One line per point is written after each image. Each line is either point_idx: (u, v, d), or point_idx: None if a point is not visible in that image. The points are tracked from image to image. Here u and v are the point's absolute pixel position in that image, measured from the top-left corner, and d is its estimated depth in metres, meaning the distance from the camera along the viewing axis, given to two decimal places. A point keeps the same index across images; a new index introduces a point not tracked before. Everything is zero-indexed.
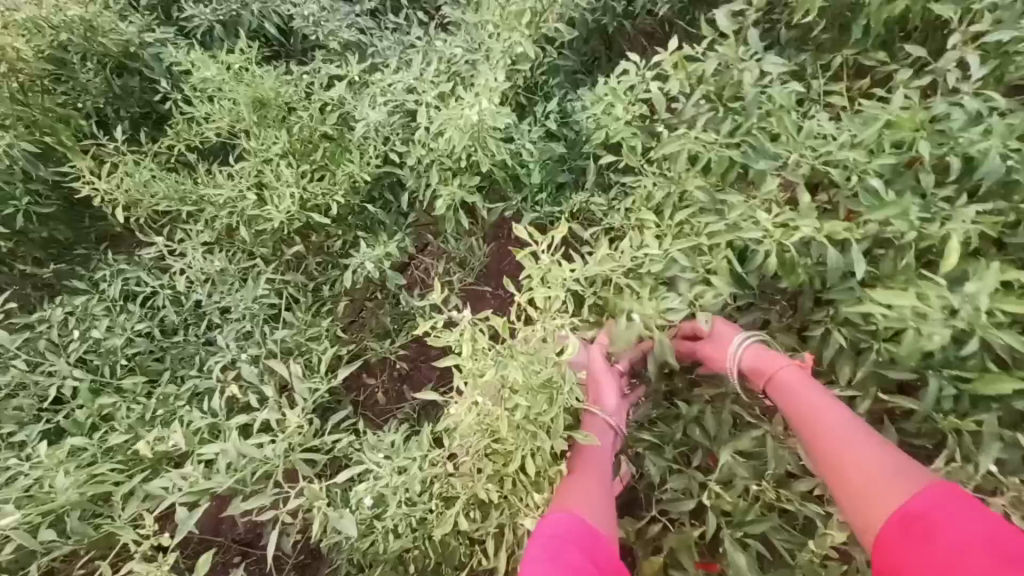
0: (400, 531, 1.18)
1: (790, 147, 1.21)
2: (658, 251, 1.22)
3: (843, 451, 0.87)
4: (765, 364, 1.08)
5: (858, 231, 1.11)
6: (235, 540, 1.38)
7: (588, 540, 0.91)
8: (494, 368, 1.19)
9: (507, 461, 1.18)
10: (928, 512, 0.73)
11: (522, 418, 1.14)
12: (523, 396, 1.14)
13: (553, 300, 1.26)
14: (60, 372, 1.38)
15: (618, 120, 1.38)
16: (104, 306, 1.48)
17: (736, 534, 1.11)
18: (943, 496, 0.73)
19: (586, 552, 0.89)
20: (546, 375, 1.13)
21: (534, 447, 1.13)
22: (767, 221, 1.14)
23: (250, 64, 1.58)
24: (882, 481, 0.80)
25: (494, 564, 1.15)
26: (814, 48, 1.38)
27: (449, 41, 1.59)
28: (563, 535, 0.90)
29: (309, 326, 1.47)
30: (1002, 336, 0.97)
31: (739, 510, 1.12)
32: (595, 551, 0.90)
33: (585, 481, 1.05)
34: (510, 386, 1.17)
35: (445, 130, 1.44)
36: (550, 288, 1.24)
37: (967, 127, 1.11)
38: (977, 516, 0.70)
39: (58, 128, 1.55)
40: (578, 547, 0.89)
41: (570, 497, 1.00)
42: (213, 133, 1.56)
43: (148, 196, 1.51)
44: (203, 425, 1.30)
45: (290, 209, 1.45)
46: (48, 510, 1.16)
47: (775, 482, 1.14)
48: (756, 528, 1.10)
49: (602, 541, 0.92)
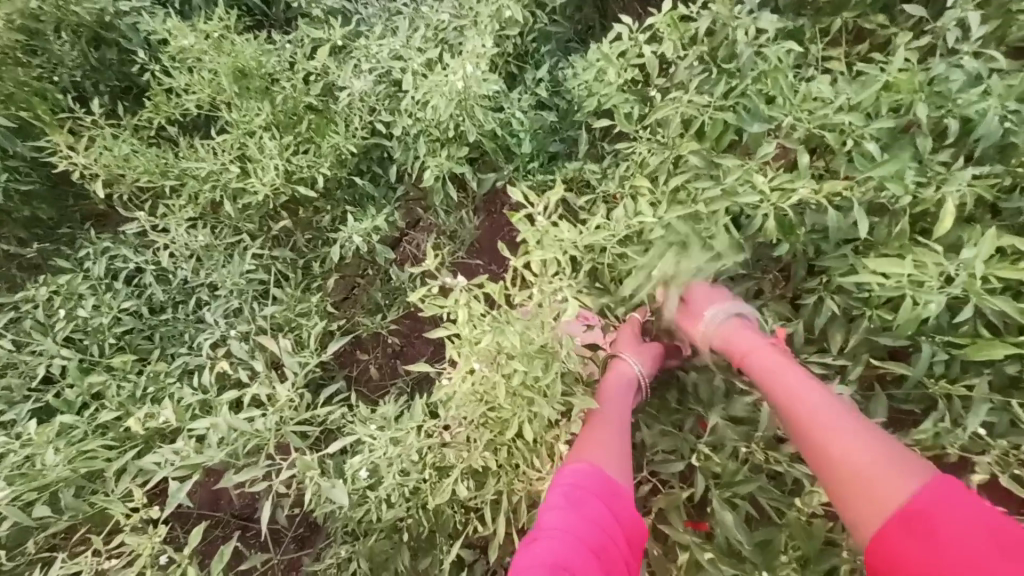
0: (393, 502, 1.19)
1: (785, 109, 1.18)
2: (653, 218, 1.22)
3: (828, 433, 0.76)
4: (736, 345, 1.03)
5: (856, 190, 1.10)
6: (235, 515, 1.39)
7: (609, 492, 0.90)
8: (490, 334, 1.22)
9: (501, 429, 1.20)
10: (929, 507, 0.61)
11: (519, 385, 1.18)
12: (520, 362, 1.18)
13: (550, 266, 1.29)
14: (48, 352, 1.37)
15: (610, 87, 1.35)
16: (90, 284, 1.45)
17: (724, 494, 1.12)
18: (945, 488, 0.62)
19: (606, 503, 0.88)
20: (543, 341, 1.18)
21: (531, 414, 1.17)
22: (765, 183, 1.12)
23: (229, 31, 1.53)
24: (869, 465, 0.70)
25: (490, 530, 1.17)
26: (812, 13, 1.31)
27: (436, 6, 1.55)
28: (586, 487, 0.89)
29: (298, 302, 1.45)
30: (996, 300, 0.96)
31: (728, 471, 1.13)
32: (616, 504, 0.89)
33: (605, 431, 1.02)
34: (507, 351, 1.20)
35: (431, 98, 1.41)
36: (548, 252, 1.27)
37: (966, 88, 1.09)
38: (978, 509, 0.60)
39: (34, 102, 1.50)
40: (600, 499, 0.88)
41: (590, 446, 0.98)
42: (194, 104, 1.52)
43: (128, 169, 1.47)
44: (195, 401, 1.29)
45: (275, 181, 1.42)
46: (40, 487, 1.16)
47: (764, 444, 1.14)
48: (744, 489, 1.11)
49: (623, 493, 0.92)
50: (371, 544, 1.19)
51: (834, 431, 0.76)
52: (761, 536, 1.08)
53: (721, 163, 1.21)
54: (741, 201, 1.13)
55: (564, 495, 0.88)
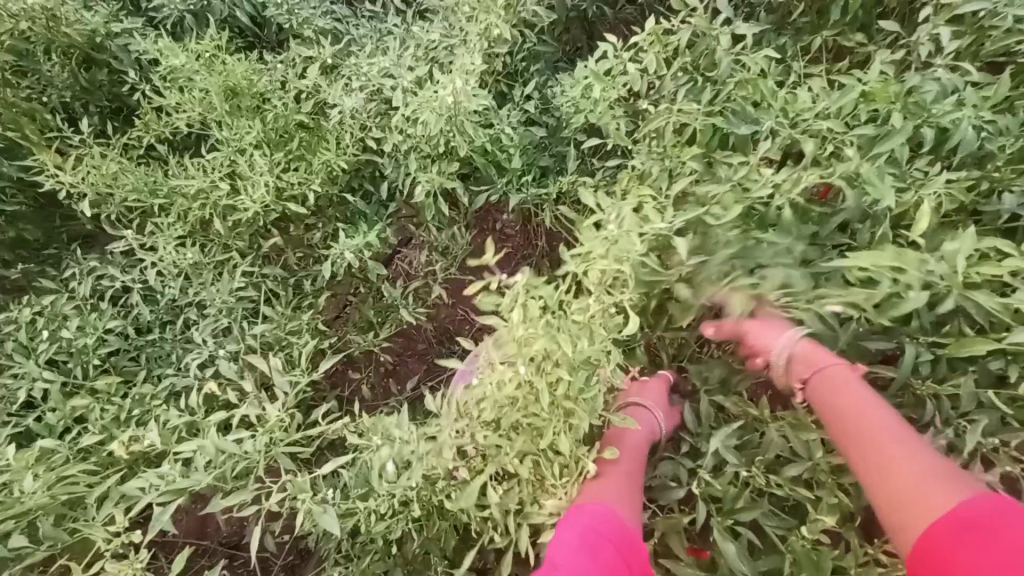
0: (384, 513, 1.15)
1: (771, 112, 1.20)
2: (664, 226, 1.13)
3: (878, 447, 0.80)
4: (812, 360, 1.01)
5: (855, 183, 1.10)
6: (222, 543, 1.35)
7: (622, 538, 0.93)
8: (542, 337, 1.10)
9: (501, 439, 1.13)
10: (984, 519, 0.64)
11: (560, 394, 1.09)
12: (565, 370, 1.09)
13: (604, 275, 1.15)
14: (29, 374, 1.33)
15: (599, 103, 1.36)
16: (75, 305, 1.43)
17: (726, 522, 1.10)
18: (997, 504, 0.64)
19: (622, 552, 0.91)
20: (589, 352, 1.10)
21: (566, 425, 1.09)
22: (774, 175, 1.13)
23: (220, 51, 1.54)
24: (939, 481, 0.71)
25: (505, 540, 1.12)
26: (794, 32, 1.37)
27: (427, 27, 1.57)
28: (599, 530, 0.92)
29: (289, 320, 1.43)
30: (978, 295, 0.96)
31: (729, 497, 1.11)
32: (630, 553, 0.92)
33: (616, 477, 1.07)
34: (554, 358, 1.10)
35: (421, 114, 1.42)
36: (611, 261, 1.14)
37: (943, 98, 1.12)
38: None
39: (22, 122, 1.48)
40: (609, 538, 0.91)
41: (605, 493, 1.03)
42: (184, 123, 1.51)
43: (116, 189, 1.46)
44: (181, 424, 1.26)
45: (265, 198, 1.41)
46: (19, 515, 1.11)
47: (764, 467, 1.13)
48: (745, 516, 1.09)
49: (638, 544, 0.95)
50: (364, 565, 1.17)
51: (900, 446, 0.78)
52: (765, 563, 1.06)
53: (722, 170, 1.21)
54: (753, 197, 1.13)
55: (578, 535, 0.91)
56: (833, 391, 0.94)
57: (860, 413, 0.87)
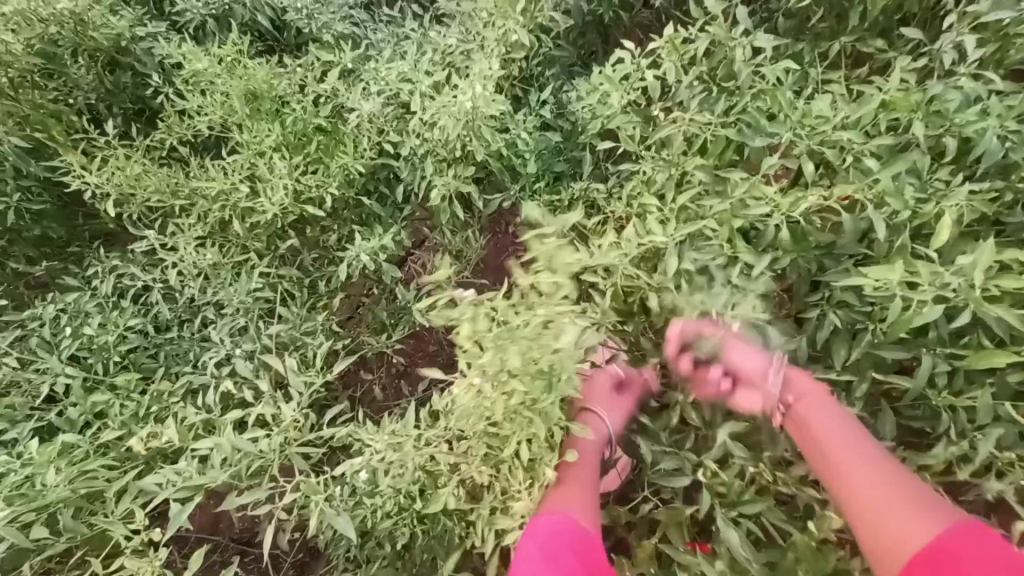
0: (388, 510, 1.15)
1: (786, 125, 1.17)
2: (664, 238, 1.17)
3: (861, 481, 0.85)
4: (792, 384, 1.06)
5: (870, 190, 1.08)
6: (234, 539, 1.37)
7: (579, 541, 0.95)
8: (491, 351, 1.09)
9: (504, 444, 1.14)
10: (949, 545, 0.69)
11: (517, 403, 1.10)
12: (521, 382, 1.09)
13: (560, 287, 1.15)
14: (52, 369, 1.36)
15: (615, 108, 1.37)
16: (97, 302, 1.46)
17: (730, 513, 1.09)
18: (957, 526, 0.71)
19: (580, 558, 0.93)
20: (546, 360, 1.08)
21: (530, 434, 1.10)
22: (775, 194, 1.13)
23: (242, 56, 1.57)
24: (907, 505, 0.77)
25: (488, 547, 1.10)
26: (812, 37, 1.36)
27: (444, 32, 1.59)
28: (558, 538, 0.94)
29: (304, 321, 1.45)
30: (995, 309, 0.94)
31: (734, 490, 1.11)
32: (588, 555, 0.94)
33: (576, 484, 1.08)
34: (509, 369, 1.09)
35: (438, 120, 1.43)
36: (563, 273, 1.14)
37: (964, 107, 1.10)
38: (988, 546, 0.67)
39: (50, 124, 1.53)
40: (572, 551, 0.93)
41: (564, 496, 1.04)
42: (206, 125, 1.54)
43: (139, 190, 1.49)
44: (198, 421, 1.28)
45: (284, 201, 1.44)
46: (39, 507, 1.13)
47: (772, 465, 1.13)
48: (750, 508, 1.09)
49: (595, 543, 0.97)
50: (374, 568, 1.17)
51: (870, 472, 0.85)
52: (766, 556, 1.04)
53: (729, 179, 1.22)
54: (750, 213, 1.14)
55: (539, 548, 0.93)
56: (809, 418, 1.00)
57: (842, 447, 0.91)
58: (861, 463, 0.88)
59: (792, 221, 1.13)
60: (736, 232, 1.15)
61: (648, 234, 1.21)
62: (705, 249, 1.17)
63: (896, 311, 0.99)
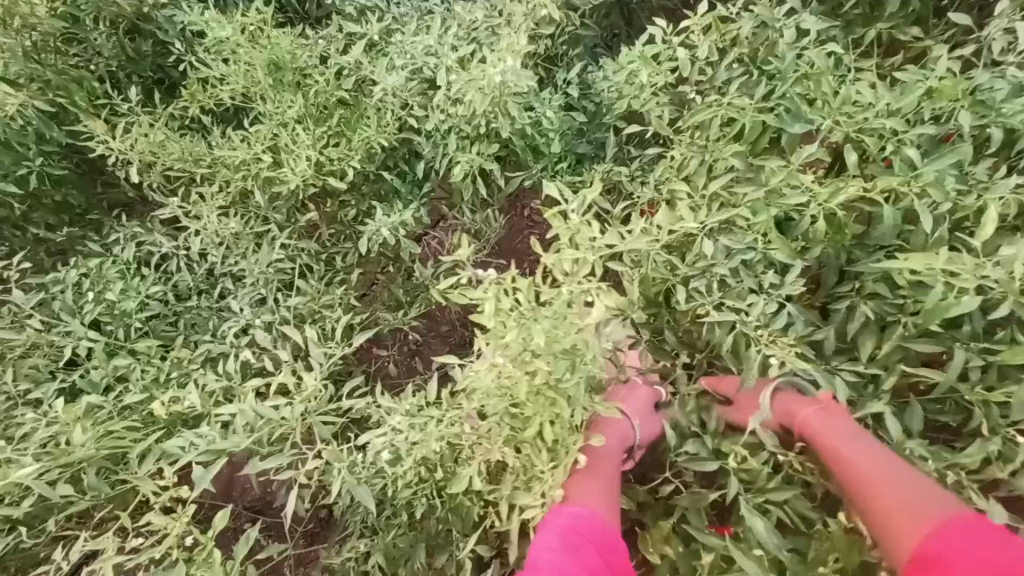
0: (411, 481, 1.17)
1: (825, 112, 1.16)
2: (695, 224, 1.17)
3: (866, 479, 0.86)
4: (795, 408, 1.06)
5: (917, 184, 1.05)
6: (246, 507, 1.40)
7: (599, 535, 0.92)
8: (516, 331, 1.09)
9: (523, 425, 1.11)
10: (944, 550, 0.68)
11: (540, 383, 1.08)
12: (544, 361, 1.08)
13: (581, 266, 1.16)
14: (74, 333, 1.37)
15: (642, 89, 1.36)
16: (119, 269, 1.47)
17: (757, 500, 1.08)
18: (964, 530, 0.69)
19: (600, 552, 0.90)
20: (570, 342, 1.08)
21: (553, 415, 1.07)
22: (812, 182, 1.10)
23: (266, 25, 1.56)
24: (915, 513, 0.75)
25: (506, 526, 1.08)
26: (846, 22, 1.33)
27: (469, 7, 1.57)
28: (577, 531, 0.91)
29: (322, 294, 1.46)
30: None
31: (760, 477, 1.10)
32: (612, 554, 0.91)
33: (595, 479, 1.05)
34: (532, 349, 1.09)
35: (465, 95, 1.42)
36: (580, 251, 1.15)
37: (1009, 96, 1.08)
38: (991, 546, 0.65)
39: (72, 89, 1.52)
40: (591, 544, 0.90)
41: (579, 490, 1.01)
42: (228, 95, 1.53)
43: (162, 156, 1.49)
44: (218, 388, 1.30)
45: (306, 172, 1.43)
46: (67, 465, 1.16)
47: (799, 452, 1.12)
48: (779, 496, 1.06)
49: (617, 540, 0.94)
50: (390, 537, 1.19)
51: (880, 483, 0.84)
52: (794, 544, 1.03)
53: (764, 167, 1.20)
54: (785, 203, 1.12)
55: (557, 536, 0.90)
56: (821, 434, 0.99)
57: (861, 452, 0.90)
58: (874, 472, 0.86)
59: (829, 212, 1.10)
60: (771, 223, 1.15)
61: (679, 221, 1.20)
62: (738, 238, 1.18)
63: (932, 301, 0.97)
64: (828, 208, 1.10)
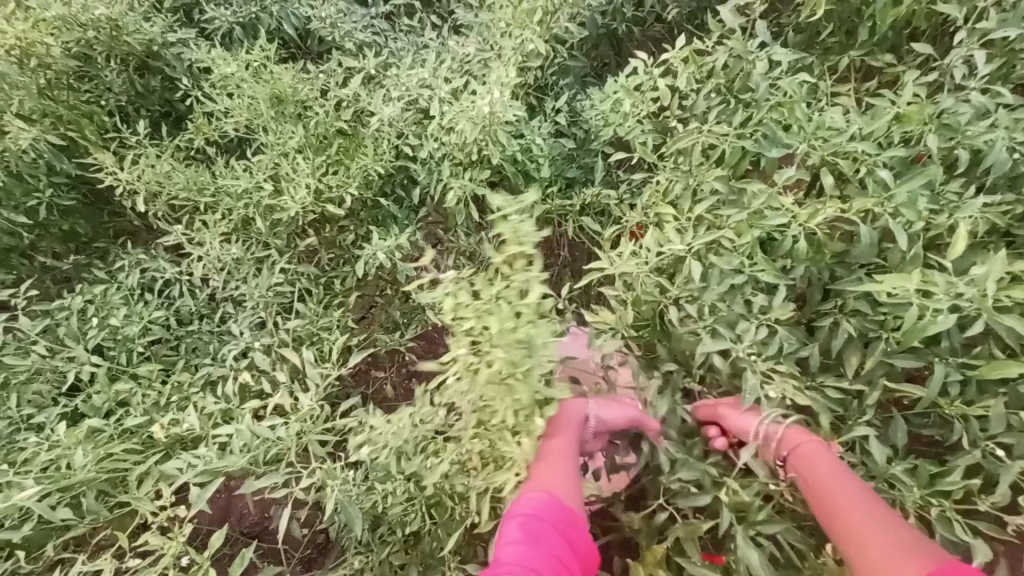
0: (401, 501, 1.19)
1: (802, 137, 1.22)
2: (682, 246, 1.21)
3: (845, 512, 0.88)
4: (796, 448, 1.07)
5: (890, 205, 1.10)
6: (242, 532, 1.39)
7: (566, 522, 0.90)
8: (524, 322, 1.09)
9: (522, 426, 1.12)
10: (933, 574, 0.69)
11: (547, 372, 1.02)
12: None
13: None
14: (78, 358, 1.40)
15: (625, 116, 1.42)
16: (123, 295, 1.51)
17: (749, 532, 1.08)
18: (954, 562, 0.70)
19: (564, 536, 0.89)
20: None
21: None
22: (792, 204, 1.16)
23: (269, 61, 1.64)
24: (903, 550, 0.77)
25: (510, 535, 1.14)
26: (821, 52, 1.41)
27: (462, 42, 1.67)
28: (543, 518, 0.89)
29: (321, 317, 1.48)
30: (1005, 318, 0.95)
31: (754, 507, 1.10)
32: (572, 533, 0.90)
33: (563, 463, 1.03)
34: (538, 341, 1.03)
35: (457, 124, 1.48)
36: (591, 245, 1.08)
37: (973, 120, 1.14)
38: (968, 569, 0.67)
39: (83, 124, 1.59)
40: (560, 532, 0.88)
41: (548, 474, 0.99)
42: (232, 127, 1.60)
43: (168, 187, 1.55)
44: (217, 410, 1.31)
45: (305, 199, 1.47)
46: (66, 486, 1.18)
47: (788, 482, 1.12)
48: (769, 528, 1.08)
49: (579, 520, 0.93)
50: (384, 556, 1.20)
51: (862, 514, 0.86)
52: None
53: (745, 189, 1.25)
54: (765, 224, 1.17)
55: (519, 526, 0.87)
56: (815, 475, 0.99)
57: (838, 486, 0.94)
58: (853, 505, 0.88)
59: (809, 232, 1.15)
60: (755, 243, 1.19)
61: (666, 243, 1.24)
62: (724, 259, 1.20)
63: (910, 320, 1.00)
64: (808, 228, 1.15)
